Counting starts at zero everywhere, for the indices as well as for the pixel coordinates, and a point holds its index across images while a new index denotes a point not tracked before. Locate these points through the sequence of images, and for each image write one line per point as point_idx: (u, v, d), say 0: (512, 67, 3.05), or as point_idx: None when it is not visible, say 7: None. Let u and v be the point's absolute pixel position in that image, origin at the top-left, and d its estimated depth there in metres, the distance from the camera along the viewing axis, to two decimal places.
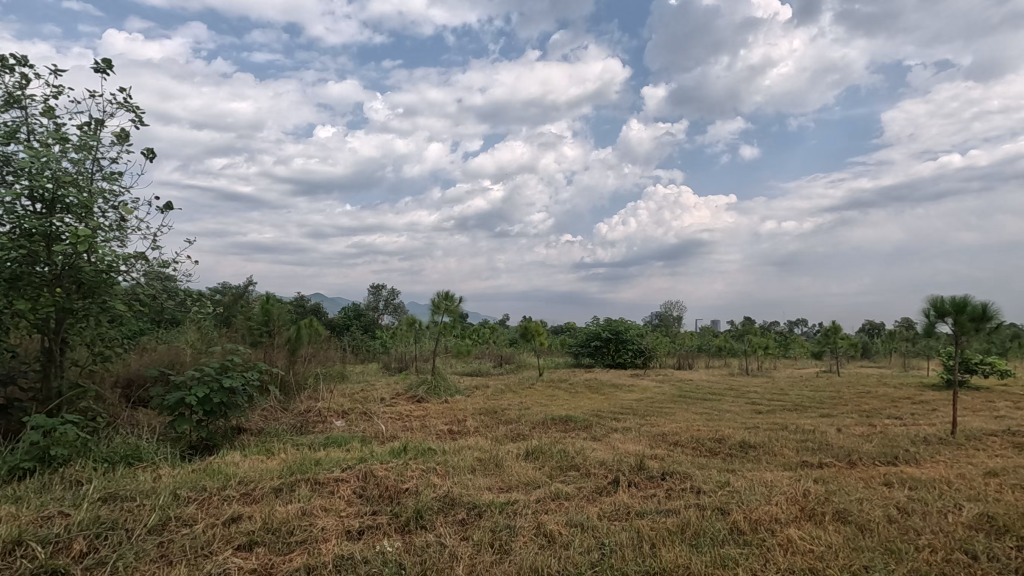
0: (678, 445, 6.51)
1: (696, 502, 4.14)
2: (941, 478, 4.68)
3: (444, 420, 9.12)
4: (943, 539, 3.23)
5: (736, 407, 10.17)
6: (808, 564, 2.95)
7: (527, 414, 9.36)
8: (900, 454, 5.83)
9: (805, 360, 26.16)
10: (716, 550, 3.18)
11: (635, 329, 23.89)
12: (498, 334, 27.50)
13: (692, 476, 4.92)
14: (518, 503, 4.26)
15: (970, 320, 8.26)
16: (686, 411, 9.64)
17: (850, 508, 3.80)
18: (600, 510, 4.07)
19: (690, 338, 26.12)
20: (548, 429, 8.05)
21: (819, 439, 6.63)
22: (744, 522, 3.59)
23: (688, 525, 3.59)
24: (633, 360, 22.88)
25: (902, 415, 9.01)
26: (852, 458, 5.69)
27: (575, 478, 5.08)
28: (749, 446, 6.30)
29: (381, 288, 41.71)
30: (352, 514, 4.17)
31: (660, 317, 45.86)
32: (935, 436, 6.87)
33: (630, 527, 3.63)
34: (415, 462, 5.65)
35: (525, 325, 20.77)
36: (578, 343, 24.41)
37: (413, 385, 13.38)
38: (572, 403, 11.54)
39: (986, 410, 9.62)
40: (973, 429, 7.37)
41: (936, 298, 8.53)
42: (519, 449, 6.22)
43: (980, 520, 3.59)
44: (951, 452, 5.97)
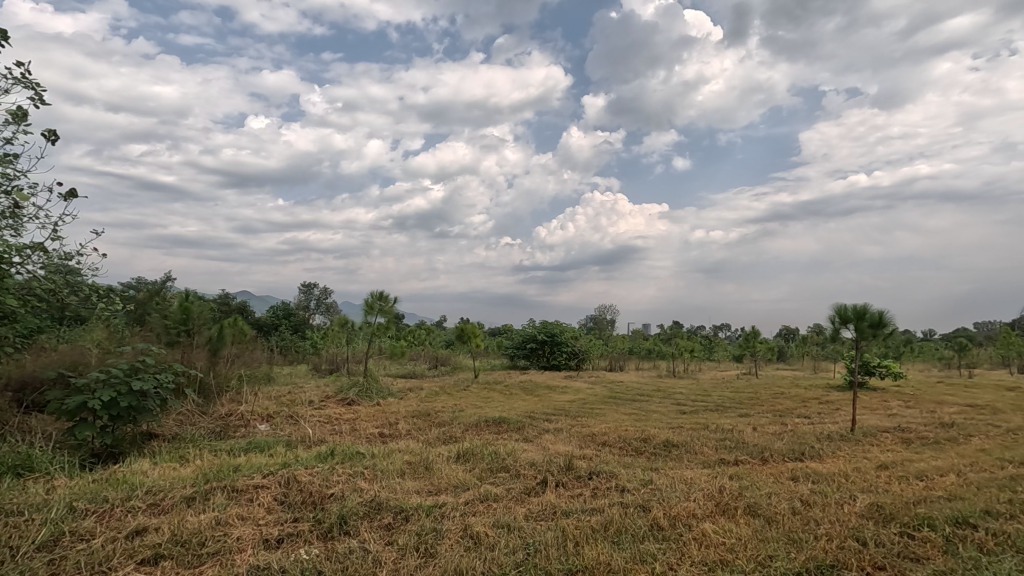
0: (605, 445, 6.70)
1: (620, 500, 4.27)
2: (840, 472, 5.08)
3: (375, 423, 8.91)
4: (839, 528, 3.51)
5: (663, 408, 10.60)
6: (719, 556, 3.11)
7: (460, 417, 9.30)
8: (806, 450, 6.28)
9: (727, 363, 27.67)
10: (636, 547, 3.28)
11: (570, 331, 24.33)
12: (434, 335, 27.22)
13: (617, 475, 5.06)
14: (446, 505, 4.24)
15: (869, 326, 9.00)
16: (616, 412, 9.93)
17: (760, 502, 4.05)
18: (526, 511, 4.12)
19: (621, 341, 26.88)
20: (480, 431, 8.05)
21: (735, 438, 7.03)
22: (664, 518, 3.74)
23: (611, 522, 3.70)
24: (568, 361, 23.32)
25: (811, 414, 9.72)
26: (764, 455, 6.06)
27: (504, 479, 5.11)
28: (672, 445, 6.57)
29: (313, 287, 40.22)
30: (271, 522, 3.99)
31: (595, 320, 46.90)
32: (837, 433, 7.43)
33: (555, 527, 3.69)
34: (342, 466, 5.49)
35: (461, 327, 20.66)
36: (514, 345, 24.56)
37: (343, 387, 13.00)
38: (506, 405, 11.61)
39: (882, 409, 10.52)
40: (869, 426, 8.04)
41: (841, 305, 9.25)
42: (449, 452, 6.18)
43: (871, 508, 3.93)
44: (849, 448, 6.48)
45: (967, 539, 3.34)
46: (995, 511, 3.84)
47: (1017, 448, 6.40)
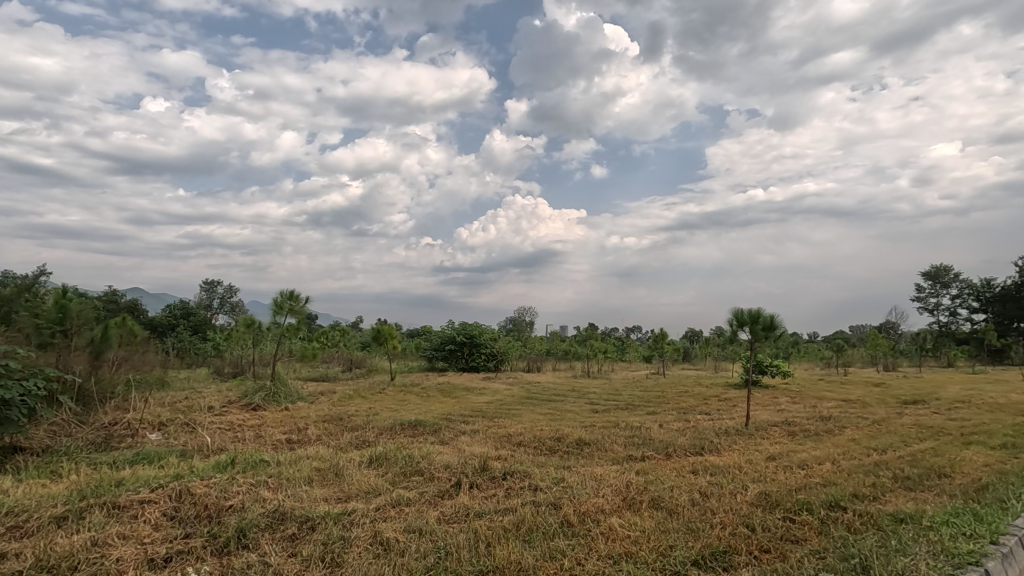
0: (520, 445, 6.79)
1: (532, 499, 4.33)
2: (734, 464, 5.48)
3: (282, 429, 8.47)
4: (732, 516, 3.77)
5: (577, 407, 10.90)
6: (625, 549, 3.24)
7: (375, 420, 9.05)
8: (706, 444, 6.71)
9: (637, 363, 29.03)
10: (547, 545, 3.34)
11: (489, 333, 24.46)
12: (349, 337, 26.31)
13: (531, 475, 5.15)
14: (355, 512, 4.10)
15: (762, 329, 9.77)
16: (532, 412, 10.09)
17: (663, 495, 4.27)
18: (439, 514, 4.07)
19: (539, 342, 27.39)
20: (395, 434, 7.86)
21: (643, 434, 7.38)
22: (574, 515, 3.84)
23: (523, 522, 3.75)
24: (486, 363, 23.43)
25: (711, 411, 10.40)
26: (669, 450, 6.41)
27: (417, 483, 5.03)
28: (583, 443, 6.79)
29: (217, 285, 37.58)
30: (158, 540, 3.66)
31: (514, 321, 47.49)
32: (733, 428, 8.01)
33: (468, 528, 3.68)
34: (243, 476, 5.16)
35: (378, 328, 20.14)
36: (432, 346, 24.31)
37: (248, 391, 12.23)
38: (423, 407, 11.44)
39: (773, 405, 11.48)
40: (761, 421, 8.74)
41: (738, 309, 9.98)
42: (361, 456, 5.99)
43: (759, 496, 4.27)
44: (744, 442, 7.00)
45: (839, 520, 3.72)
46: (861, 494, 4.31)
47: (881, 437, 7.23)
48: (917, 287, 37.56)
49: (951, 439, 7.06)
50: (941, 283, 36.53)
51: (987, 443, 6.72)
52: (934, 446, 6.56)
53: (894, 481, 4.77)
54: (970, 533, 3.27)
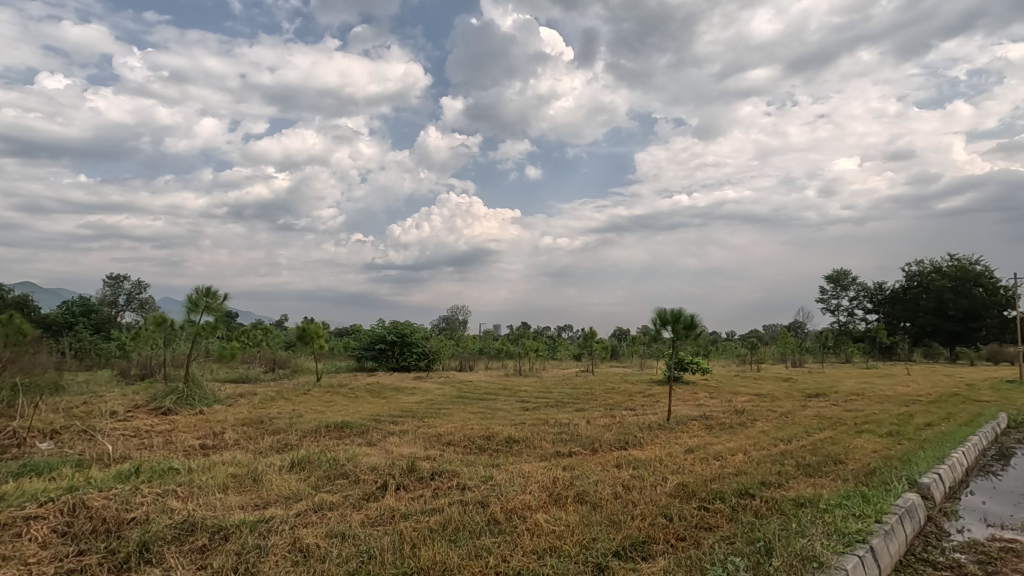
0: (450, 445, 6.75)
1: (460, 498, 4.32)
2: (656, 457, 5.72)
3: (197, 434, 7.96)
4: (651, 507, 3.93)
5: (508, 405, 10.99)
6: (549, 544, 3.29)
7: (298, 423, 8.68)
8: (630, 439, 6.97)
9: (568, 361, 29.66)
10: (472, 543, 3.34)
11: (420, 332, 24.12)
12: (272, 336, 25.07)
13: (459, 474, 5.14)
14: (273, 519, 3.91)
15: (683, 328, 10.27)
16: (463, 411, 10.05)
17: (588, 489, 4.39)
18: (364, 517, 3.97)
19: (472, 341, 27.33)
20: (319, 437, 7.60)
21: (571, 431, 7.54)
22: (501, 512, 3.87)
23: (450, 521, 3.73)
24: (417, 362, 23.09)
25: (636, 407, 10.81)
26: (595, 445, 6.60)
27: (341, 486, 4.88)
28: (513, 441, 6.85)
29: (123, 279, 34.65)
30: (46, 559, 3.33)
31: (447, 320, 47.07)
32: (656, 423, 8.36)
33: (392, 530, 3.62)
34: (148, 486, 4.79)
35: (303, 327, 19.35)
36: (361, 346, 23.66)
37: (157, 395, 11.39)
38: (350, 408, 11.11)
39: (693, 400, 12.09)
40: (681, 416, 9.17)
41: (661, 309, 10.42)
42: (282, 461, 5.74)
43: (678, 488, 4.48)
44: (665, 436, 7.33)
45: (747, 507, 3.97)
46: (768, 481, 4.64)
47: (787, 428, 7.81)
48: (821, 289, 40.78)
49: (847, 428, 7.74)
50: (840, 286, 39.91)
51: (876, 431, 7.42)
52: (831, 435, 7.16)
53: (796, 469, 5.16)
54: (859, 513, 3.60)
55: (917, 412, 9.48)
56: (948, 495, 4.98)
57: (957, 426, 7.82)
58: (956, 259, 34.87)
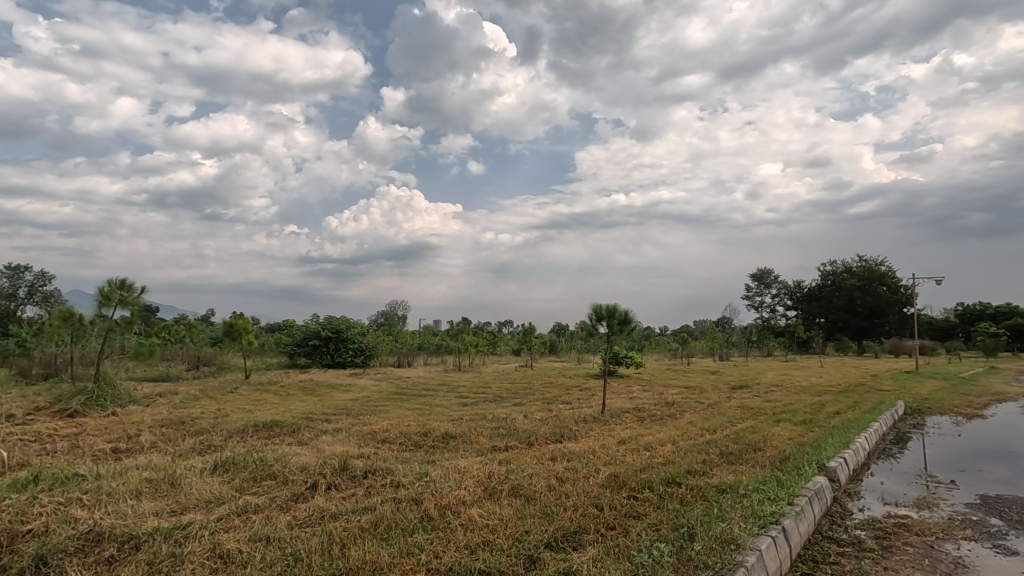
0: (385, 442, 6.63)
1: (393, 496, 4.25)
2: (589, 450, 5.85)
3: (108, 437, 7.40)
4: (584, 498, 4.02)
5: (446, 401, 10.91)
6: (482, 538, 3.30)
7: (223, 423, 8.25)
8: (565, 432, 7.11)
9: (507, 356, 29.85)
10: (405, 541, 3.29)
11: (357, 328, 23.55)
12: (196, 332, 23.65)
13: (394, 471, 5.05)
14: (191, 525, 3.69)
15: (618, 323, 10.56)
16: (400, 408, 9.90)
17: (522, 483, 4.43)
18: (291, 519, 3.82)
19: (411, 337, 26.94)
20: (246, 437, 7.26)
21: (508, 425, 7.59)
22: (435, 509, 3.84)
23: (382, 520, 3.67)
24: (353, 359, 22.50)
25: (572, 400, 11.03)
26: (531, 439, 6.67)
27: (268, 488, 4.68)
28: (450, 437, 6.81)
29: (24, 270, 31.59)
30: None
31: (385, 316, 46.01)
32: (590, 416, 8.56)
33: (321, 531, 3.51)
34: (49, 494, 4.40)
35: (231, 322, 18.39)
36: (293, 342, 22.78)
37: (63, 395, 10.50)
38: (281, 406, 10.70)
39: (627, 393, 12.48)
40: (615, 408, 9.45)
41: (597, 305, 10.68)
42: (204, 463, 5.43)
43: (610, 478, 4.61)
44: (599, 428, 7.51)
45: (674, 495, 4.14)
46: (693, 470, 4.86)
47: (713, 418, 8.20)
48: (746, 287, 43.17)
49: (766, 417, 8.24)
50: (764, 284, 42.34)
51: (791, 420, 7.95)
52: (752, 424, 7.59)
53: (719, 457, 5.44)
54: (774, 496, 3.84)
55: (828, 401, 10.21)
56: (852, 478, 5.40)
57: (861, 414, 8.50)
58: (864, 261, 37.89)
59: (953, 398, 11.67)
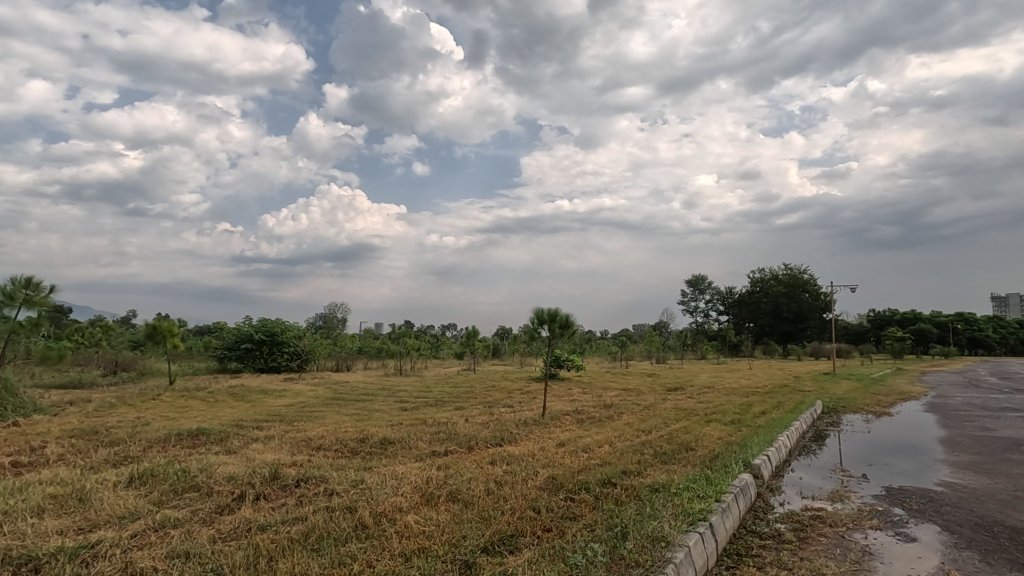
0: (320, 449, 6.41)
1: (326, 505, 4.11)
2: (529, 452, 5.89)
3: (6, 449, 6.74)
4: (521, 501, 4.05)
5: (385, 406, 10.69)
6: (418, 545, 3.25)
7: (142, 432, 7.72)
8: (505, 435, 7.13)
9: (450, 359, 29.67)
10: (336, 551, 3.20)
11: (293, 331, 22.70)
12: (113, 336, 22.03)
13: (327, 479, 4.89)
14: (100, 543, 3.43)
15: (558, 326, 10.72)
16: (337, 413, 9.61)
17: (461, 488, 4.40)
18: (214, 533, 3.62)
19: (350, 340, 26.24)
20: (168, 447, 6.81)
21: (449, 430, 7.51)
22: (369, 517, 3.75)
23: (313, 530, 3.54)
24: (289, 363, 21.63)
25: (513, 403, 11.09)
26: (471, 443, 6.64)
27: (190, 500, 4.41)
28: (388, 442, 6.68)
29: None
30: None
31: (324, 318, 44.52)
32: (531, 418, 8.64)
33: (246, 544, 3.34)
34: None
35: (154, 325, 17.24)
36: (224, 345, 21.69)
37: None
38: (209, 414, 10.14)
39: (567, 396, 12.68)
40: (555, 411, 9.58)
41: (539, 309, 10.79)
42: (118, 476, 5.06)
43: (548, 481, 4.65)
44: (539, 431, 7.58)
45: (609, 495, 4.24)
46: (628, 470, 4.99)
47: (649, 419, 8.47)
48: (682, 292, 44.90)
49: (697, 418, 8.59)
50: (698, 290, 44.17)
51: (721, 420, 8.33)
52: (685, 425, 7.90)
53: (653, 457, 5.61)
54: (703, 494, 4.00)
55: (754, 401, 10.77)
56: (775, 474, 5.72)
57: (784, 413, 9.02)
58: (789, 269, 40.32)
59: (864, 398, 12.61)
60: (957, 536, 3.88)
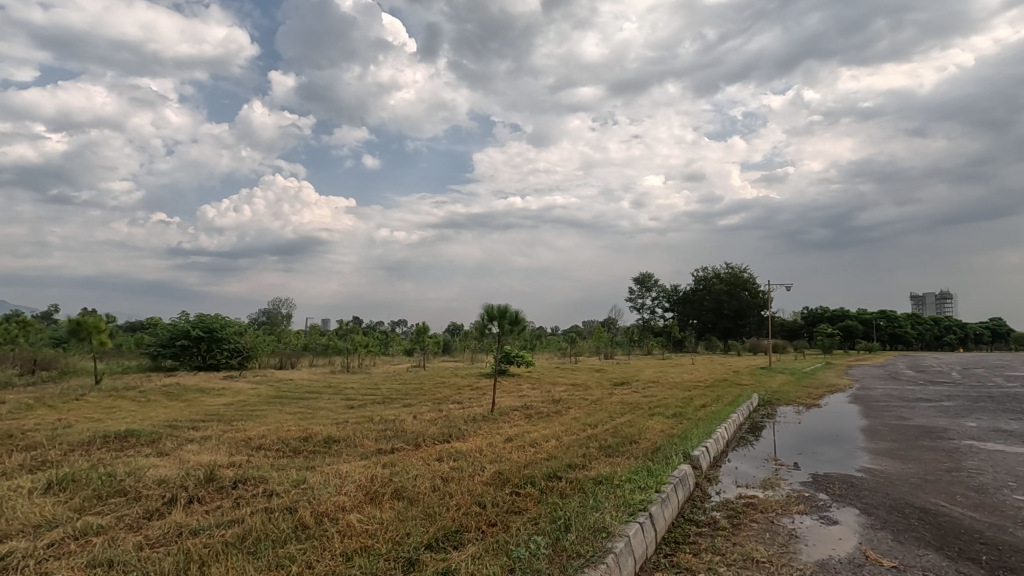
0: (260, 449, 6.19)
1: (265, 506, 3.97)
2: (477, 448, 5.89)
3: None
4: (467, 497, 4.05)
5: (331, 404, 10.43)
6: (360, 544, 3.20)
7: (63, 435, 7.20)
8: (454, 432, 7.10)
9: (400, 356, 29.26)
10: (274, 553, 3.10)
11: (233, 327, 21.76)
12: (32, 332, 20.45)
13: (267, 479, 4.73)
14: (11, 555, 3.19)
15: (508, 323, 10.77)
16: (280, 412, 9.30)
17: (405, 485, 4.35)
18: (140, 539, 3.43)
19: (295, 337, 25.40)
20: (92, 450, 6.40)
21: (395, 427, 7.42)
22: (310, 517, 3.66)
23: (250, 532, 3.42)
24: (229, 361, 20.71)
25: (462, 400, 11.05)
26: (418, 440, 6.58)
27: (115, 506, 4.16)
28: (333, 441, 6.52)
29: None
30: None
31: (268, 314, 42.85)
32: (480, 415, 8.65)
33: (176, 550, 3.19)
34: None
35: (78, 320, 16.11)
36: (157, 343, 20.55)
37: None
38: (139, 414, 9.58)
39: (517, 392, 12.75)
40: (504, 407, 9.63)
41: (489, 305, 10.80)
42: (34, 482, 4.70)
43: (495, 476, 4.67)
44: (488, 427, 7.60)
45: (554, 489, 4.30)
46: (574, 464, 5.08)
47: (595, 414, 8.65)
48: (630, 290, 45.98)
49: (642, 411, 8.84)
50: (645, 287, 45.33)
51: (664, 413, 8.60)
52: (630, 419, 8.11)
53: (598, 451, 5.74)
54: (643, 485, 4.13)
55: (696, 395, 11.19)
56: (712, 464, 5.96)
57: (723, 407, 9.41)
58: (730, 268, 42.00)
59: (797, 391, 13.33)
60: (874, 517, 4.17)
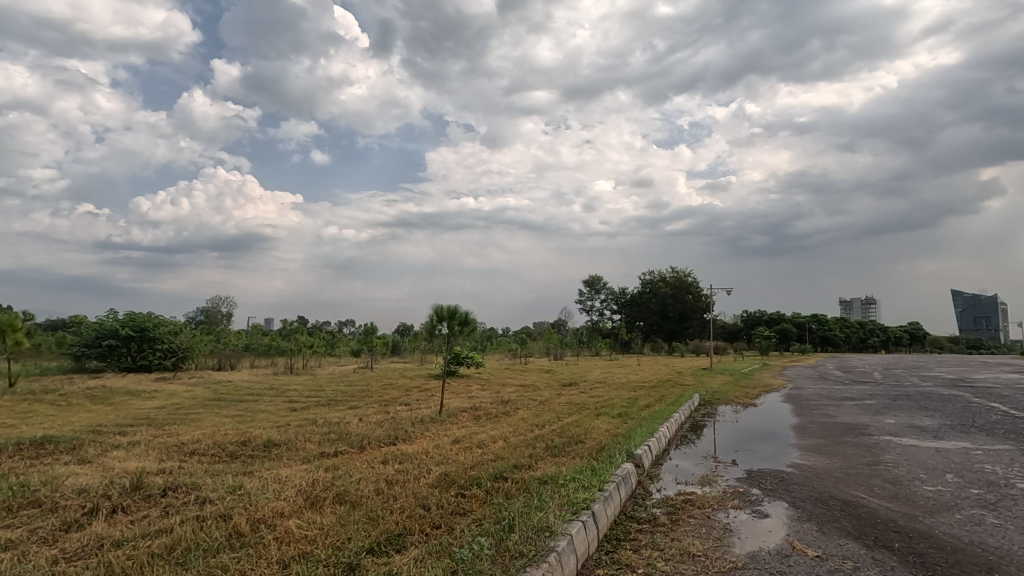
0: (194, 455, 5.90)
1: (197, 514, 3.79)
2: (422, 450, 5.82)
3: None
4: (411, 499, 4.00)
5: (272, 406, 10.07)
6: (298, 551, 3.10)
7: None
8: (400, 434, 6.99)
9: (347, 357, 28.61)
10: (205, 563, 2.96)
11: (167, 326, 20.65)
12: None
13: (200, 486, 4.51)
14: None
15: (458, 324, 10.73)
16: (216, 416, 8.89)
17: (348, 489, 4.26)
18: (55, 553, 3.20)
19: (235, 337, 24.37)
20: (3, 459, 5.91)
21: (339, 430, 7.25)
22: (246, 524, 3.52)
23: (179, 542, 3.26)
24: (162, 362, 19.65)
25: (409, 401, 10.92)
26: (363, 443, 6.45)
27: (28, 518, 3.86)
28: (273, 445, 6.30)
29: None
30: None
31: (206, 313, 40.90)
32: (427, 416, 8.57)
33: (96, 564, 2.99)
34: None
35: None
36: (82, 342, 19.23)
37: None
38: (58, 419, 8.93)
39: (465, 392, 12.73)
40: (453, 408, 9.57)
41: (438, 306, 10.72)
42: None
43: (441, 478, 4.63)
44: (435, 429, 7.53)
45: (500, 489, 4.31)
46: (520, 464, 5.11)
47: (543, 414, 8.74)
48: (580, 292, 46.75)
49: (588, 411, 9.01)
50: (594, 290, 46.18)
51: (609, 413, 8.78)
52: (576, 419, 8.23)
53: (544, 450, 5.80)
54: (587, 484, 4.21)
55: (640, 395, 11.50)
56: (654, 462, 6.14)
57: (666, 406, 9.71)
58: (675, 272, 43.44)
59: (735, 391, 13.92)
60: (801, 510, 4.41)
